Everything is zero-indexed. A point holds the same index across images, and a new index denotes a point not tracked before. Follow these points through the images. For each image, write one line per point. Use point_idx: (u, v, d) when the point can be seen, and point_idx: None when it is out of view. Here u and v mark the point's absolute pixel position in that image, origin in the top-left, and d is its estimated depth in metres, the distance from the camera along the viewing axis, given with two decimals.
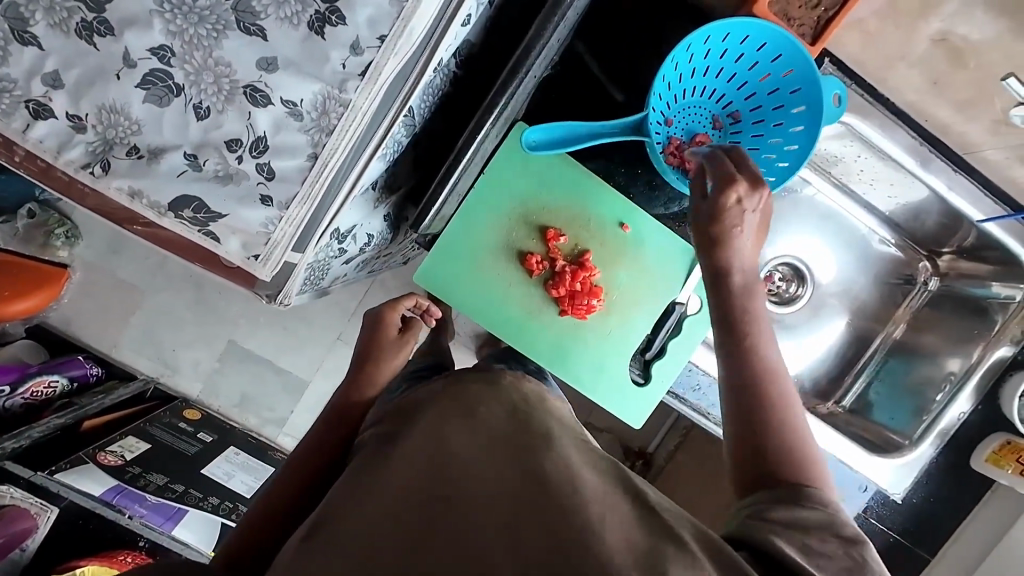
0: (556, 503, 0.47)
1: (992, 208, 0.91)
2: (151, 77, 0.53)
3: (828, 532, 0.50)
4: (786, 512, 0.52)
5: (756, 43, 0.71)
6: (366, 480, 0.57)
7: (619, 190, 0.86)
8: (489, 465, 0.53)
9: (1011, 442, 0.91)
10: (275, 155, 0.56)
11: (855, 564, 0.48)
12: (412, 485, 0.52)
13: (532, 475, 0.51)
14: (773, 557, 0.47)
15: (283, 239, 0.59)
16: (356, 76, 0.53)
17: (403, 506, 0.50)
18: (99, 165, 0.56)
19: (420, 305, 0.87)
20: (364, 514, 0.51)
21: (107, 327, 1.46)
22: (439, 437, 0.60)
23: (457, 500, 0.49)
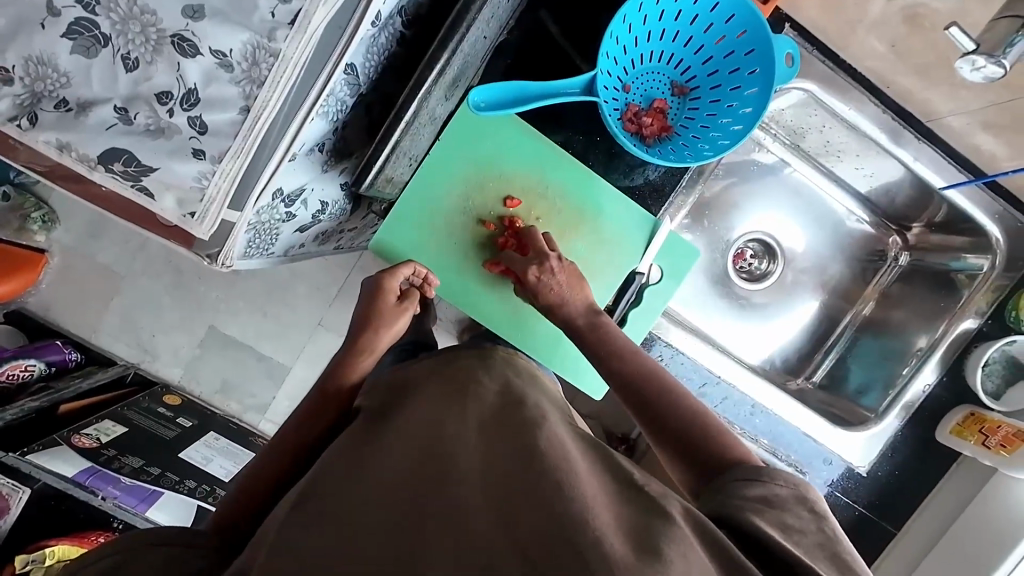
0: (550, 480, 0.46)
1: (955, 175, 0.91)
2: (76, 26, 0.52)
3: (801, 507, 0.51)
4: (760, 489, 0.53)
5: (709, 3, 0.71)
6: (355, 454, 0.56)
7: (577, 158, 0.85)
8: (482, 447, 0.52)
9: (975, 414, 0.91)
10: (206, 108, 0.55)
11: (827, 539, 0.50)
12: (406, 463, 0.51)
13: (525, 453, 0.50)
14: (745, 530, 0.48)
15: (218, 195, 0.58)
16: (285, 25, 0.52)
17: (397, 483, 0.48)
18: (26, 118, 0.55)
19: (418, 274, 0.80)
20: (352, 493, 0.49)
21: (86, 312, 1.45)
22: (432, 417, 0.59)
23: (452, 476, 0.47)
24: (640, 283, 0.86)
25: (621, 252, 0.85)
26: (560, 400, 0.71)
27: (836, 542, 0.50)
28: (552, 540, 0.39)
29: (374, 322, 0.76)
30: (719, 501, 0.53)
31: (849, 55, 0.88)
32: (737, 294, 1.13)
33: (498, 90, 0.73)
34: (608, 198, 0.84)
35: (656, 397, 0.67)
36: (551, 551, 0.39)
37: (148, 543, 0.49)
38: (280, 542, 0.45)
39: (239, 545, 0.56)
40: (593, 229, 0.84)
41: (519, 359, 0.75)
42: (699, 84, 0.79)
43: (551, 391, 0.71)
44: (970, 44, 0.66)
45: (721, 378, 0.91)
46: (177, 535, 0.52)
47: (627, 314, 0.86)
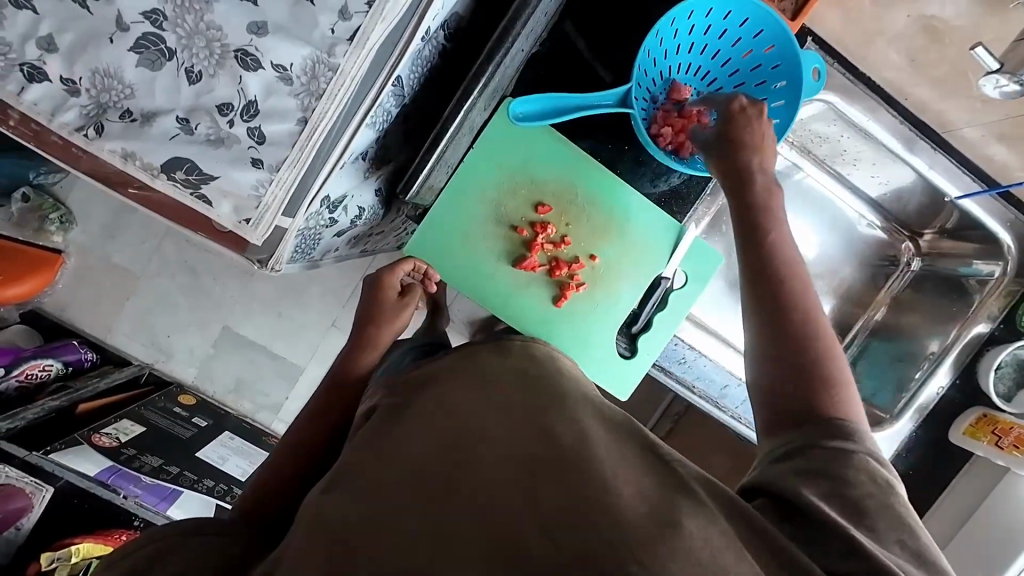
0: (572, 462, 0.46)
1: (970, 184, 0.94)
2: (143, 41, 0.54)
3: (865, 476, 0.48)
4: (834, 462, 0.49)
5: (739, 18, 0.74)
6: (384, 440, 0.58)
7: (605, 166, 0.88)
8: (504, 427, 0.53)
9: (987, 415, 0.94)
10: (265, 120, 0.57)
11: (891, 514, 0.46)
12: (432, 444, 0.52)
13: (545, 433, 0.51)
14: (789, 499, 0.47)
15: (274, 203, 0.60)
16: (344, 41, 0.55)
17: (423, 463, 0.50)
18: (93, 128, 0.57)
19: (419, 270, 0.84)
20: (383, 473, 0.51)
21: (101, 312, 1.47)
22: (455, 403, 0.60)
23: (476, 456, 0.49)
24: (665, 288, 0.89)
25: (648, 255, 0.88)
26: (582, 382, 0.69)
27: (901, 518, 0.46)
28: (577, 517, 0.41)
29: (376, 318, 0.81)
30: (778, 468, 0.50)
31: (867, 67, 0.90)
32: None
33: (537, 102, 0.78)
34: (636, 204, 0.86)
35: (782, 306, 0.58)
36: (576, 530, 0.40)
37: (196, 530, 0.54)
38: (314, 520, 0.48)
39: (275, 531, 0.59)
40: (619, 233, 0.87)
41: (539, 346, 0.76)
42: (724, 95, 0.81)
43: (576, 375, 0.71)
44: (995, 63, 0.70)
45: (742, 379, 0.94)
46: (214, 524, 0.55)
47: (652, 318, 0.89)
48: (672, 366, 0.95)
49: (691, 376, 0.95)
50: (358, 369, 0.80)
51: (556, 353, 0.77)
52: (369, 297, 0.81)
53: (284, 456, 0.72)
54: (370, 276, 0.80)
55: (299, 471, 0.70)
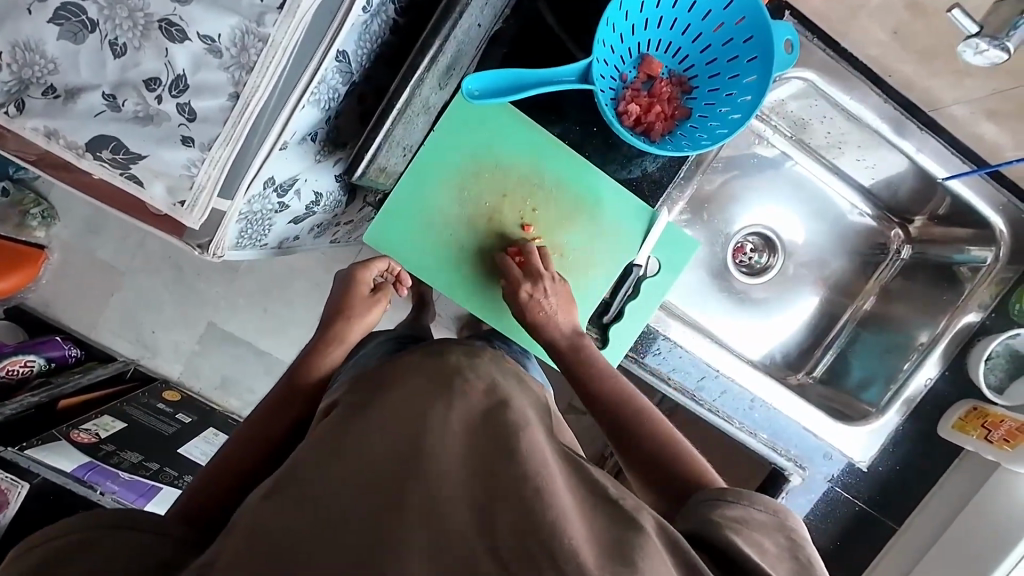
0: (528, 481, 0.46)
1: (958, 164, 0.90)
2: (63, 11, 0.51)
3: (779, 533, 0.51)
4: (738, 511, 0.51)
5: None
6: (336, 437, 0.53)
7: (574, 149, 0.84)
8: (463, 439, 0.51)
9: (977, 408, 0.90)
10: (195, 95, 0.54)
11: (800, 566, 0.49)
12: (386, 454, 0.49)
13: (505, 450, 0.50)
14: (733, 559, 0.46)
15: (208, 183, 0.57)
16: (274, 9, 0.52)
17: (375, 474, 0.46)
18: (14, 105, 0.54)
19: (392, 271, 0.85)
20: (329, 480, 0.47)
21: (86, 308, 1.45)
22: (417, 405, 0.56)
23: (432, 469, 0.46)
24: (637, 275, 0.85)
25: (619, 242, 0.84)
26: (543, 406, 0.68)
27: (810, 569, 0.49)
28: (530, 540, 0.40)
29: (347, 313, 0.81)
30: (698, 516, 0.51)
31: (850, 43, 0.86)
32: (736, 288, 1.12)
33: (494, 78, 0.72)
34: (607, 189, 0.83)
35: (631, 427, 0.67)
36: (527, 555, 0.39)
37: (111, 525, 0.46)
38: (254, 527, 0.42)
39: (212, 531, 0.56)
40: (588, 219, 0.83)
41: (506, 359, 0.72)
42: (697, 74, 0.78)
43: (537, 394, 0.69)
44: (973, 26, 0.65)
45: (719, 370, 0.90)
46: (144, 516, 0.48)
47: (624, 306, 0.85)
48: (646, 356, 0.89)
49: (667, 366, 0.89)
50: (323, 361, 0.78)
51: (523, 371, 0.72)
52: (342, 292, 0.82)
53: (235, 454, 0.67)
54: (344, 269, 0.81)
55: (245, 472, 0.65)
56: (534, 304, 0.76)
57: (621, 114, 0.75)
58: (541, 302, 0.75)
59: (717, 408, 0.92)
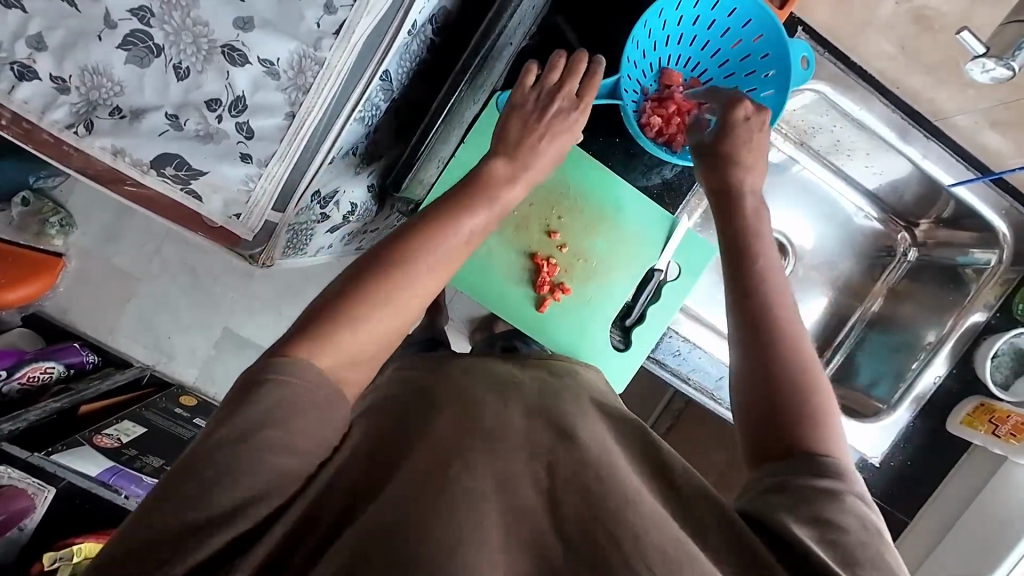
0: (589, 470, 0.48)
1: (963, 172, 0.93)
2: (132, 38, 0.53)
3: (863, 527, 0.44)
4: (814, 494, 0.46)
5: (727, 9, 0.75)
6: (397, 430, 0.54)
7: (598, 159, 0.88)
8: (523, 423, 0.54)
9: (985, 404, 0.93)
10: (253, 114, 0.58)
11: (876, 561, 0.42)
12: (456, 440, 0.50)
13: (565, 438, 0.52)
14: (788, 544, 0.42)
15: (264, 196, 0.64)
16: (331, 34, 0.55)
17: (447, 459, 0.47)
18: (82, 125, 0.57)
19: None
20: (404, 467, 0.48)
21: (104, 315, 1.46)
22: (475, 392, 0.58)
23: (504, 459, 0.48)
24: (659, 280, 0.88)
25: (642, 246, 0.87)
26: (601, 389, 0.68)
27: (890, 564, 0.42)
28: (596, 532, 0.42)
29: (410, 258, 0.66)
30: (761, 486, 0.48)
31: (858, 56, 0.90)
32: None
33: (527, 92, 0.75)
34: (628, 197, 0.86)
35: (767, 344, 0.56)
36: (591, 540, 0.42)
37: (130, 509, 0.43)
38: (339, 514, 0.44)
39: None
40: (612, 224, 0.87)
41: (554, 359, 0.73)
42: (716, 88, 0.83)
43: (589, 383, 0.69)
44: (982, 47, 0.69)
45: None
46: None
47: (647, 309, 0.88)
48: (667, 359, 0.94)
49: (687, 367, 0.94)
50: (454, 231, 0.60)
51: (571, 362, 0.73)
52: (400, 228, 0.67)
53: None
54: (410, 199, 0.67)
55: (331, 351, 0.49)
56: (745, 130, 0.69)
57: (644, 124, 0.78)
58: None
59: None
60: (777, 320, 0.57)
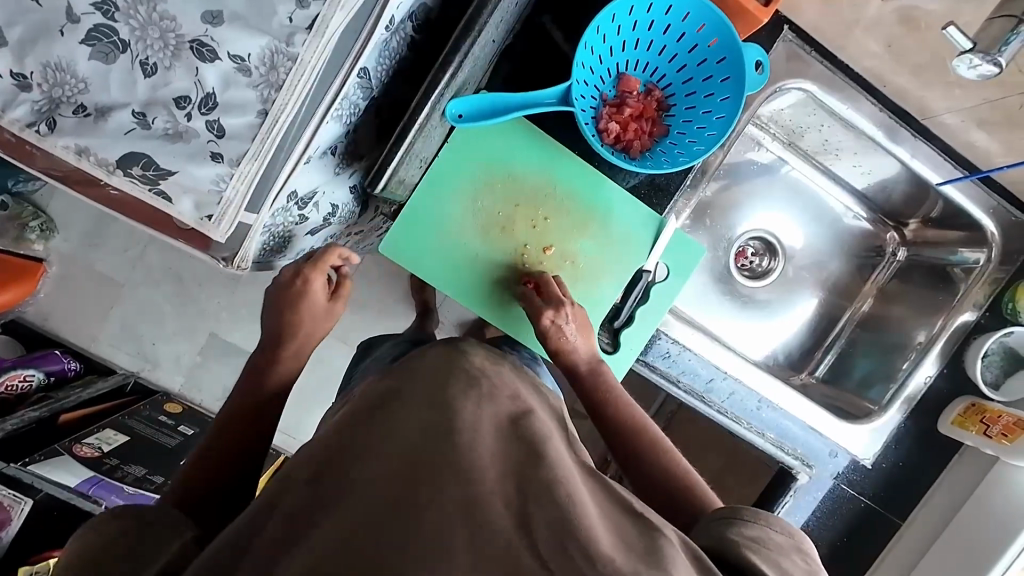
0: (558, 486, 0.47)
1: (951, 171, 0.94)
2: (95, 33, 0.52)
3: (793, 551, 0.53)
4: (757, 530, 0.53)
5: (680, 13, 0.73)
6: (351, 443, 0.52)
7: (585, 158, 0.86)
8: (493, 440, 0.52)
9: (976, 404, 0.93)
10: (224, 112, 0.56)
11: None
12: (407, 458, 0.48)
13: (532, 457, 0.51)
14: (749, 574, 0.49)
15: (236, 198, 0.59)
16: (303, 29, 0.53)
17: (400, 479, 0.46)
18: (45, 123, 0.55)
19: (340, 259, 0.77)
20: (359, 487, 0.46)
21: (84, 321, 1.42)
22: (446, 402, 0.57)
23: (461, 469, 0.47)
24: (647, 281, 0.87)
25: (630, 247, 0.86)
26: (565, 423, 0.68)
27: None
28: (563, 540, 0.42)
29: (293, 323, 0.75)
30: (715, 531, 0.54)
31: (846, 56, 0.90)
32: (739, 291, 1.15)
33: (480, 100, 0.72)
34: (616, 197, 0.85)
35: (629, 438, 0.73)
36: (561, 550, 0.41)
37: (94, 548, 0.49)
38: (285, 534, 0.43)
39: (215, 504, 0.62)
40: (600, 226, 0.85)
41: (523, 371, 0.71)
42: (674, 91, 0.81)
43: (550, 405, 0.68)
44: (967, 42, 0.69)
45: (728, 373, 0.92)
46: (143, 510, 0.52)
47: (635, 311, 0.87)
48: (657, 361, 0.92)
49: (677, 369, 0.92)
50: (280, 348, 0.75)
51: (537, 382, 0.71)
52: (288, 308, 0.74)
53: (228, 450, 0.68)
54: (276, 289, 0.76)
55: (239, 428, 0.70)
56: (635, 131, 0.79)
57: (596, 126, 0.77)
58: (562, 329, 0.77)
59: (726, 410, 0.94)
60: (629, 414, 0.75)
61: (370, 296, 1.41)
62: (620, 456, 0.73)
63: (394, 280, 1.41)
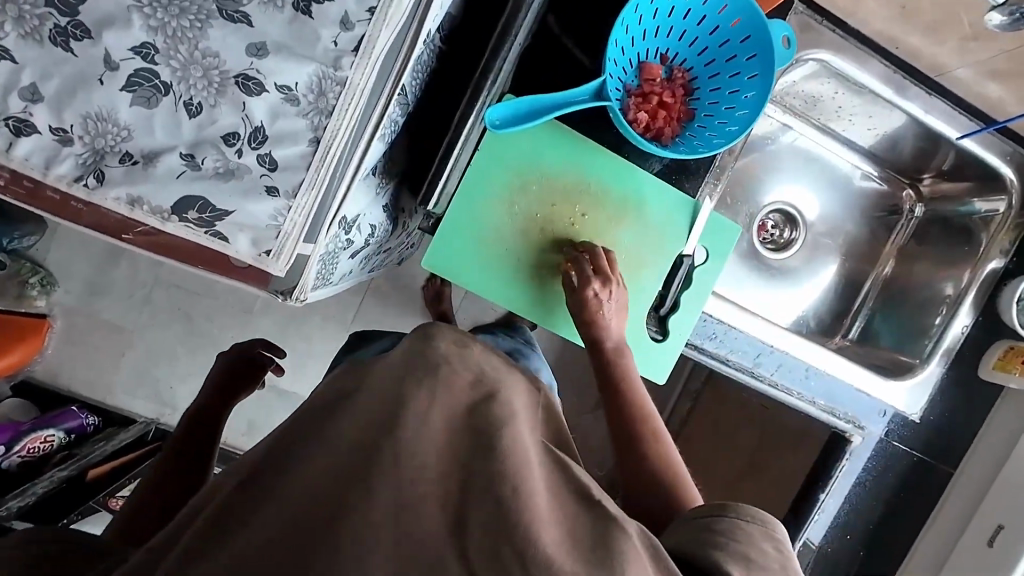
0: (505, 481, 0.43)
1: (967, 123, 0.96)
2: (136, 78, 0.51)
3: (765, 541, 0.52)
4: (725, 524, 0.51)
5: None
6: (298, 433, 0.46)
7: (614, 151, 0.86)
8: (442, 427, 0.46)
9: (1014, 347, 0.96)
10: (275, 145, 0.55)
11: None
12: (347, 456, 0.42)
13: (484, 449, 0.46)
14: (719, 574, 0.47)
15: (294, 231, 0.59)
16: (350, 52, 0.52)
17: (336, 487, 0.40)
18: (93, 176, 0.54)
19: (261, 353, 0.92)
20: (289, 490, 0.41)
21: (94, 373, 1.35)
22: (393, 387, 0.48)
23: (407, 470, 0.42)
24: (688, 265, 0.87)
25: (669, 234, 0.86)
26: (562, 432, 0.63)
27: None
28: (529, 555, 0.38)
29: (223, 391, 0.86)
30: (682, 534, 0.52)
31: (856, 21, 0.92)
32: (764, 263, 1.15)
33: (514, 106, 0.74)
34: (649, 186, 0.85)
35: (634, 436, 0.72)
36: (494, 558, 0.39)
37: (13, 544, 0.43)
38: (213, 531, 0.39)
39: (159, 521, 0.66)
40: (638, 217, 0.85)
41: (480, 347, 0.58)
42: (697, 75, 0.82)
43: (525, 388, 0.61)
44: None
45: (774, 346, 0.94)
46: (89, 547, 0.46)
47: (680, 296, 0.87)
48: (704, 343, 0.93)
49: (724, 348, 0.94)
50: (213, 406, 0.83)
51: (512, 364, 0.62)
52: (226, 375, 0.87)
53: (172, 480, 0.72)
54: (219, 360, 0.88)
55: (190, 460, 0.75)
56: (664, 120, 0.80)
57: (628, 117, 0.77)
58: (603, 303, 0.77)
59: (776, 382, 0.96)
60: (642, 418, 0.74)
61: (383, 313, 1.40)
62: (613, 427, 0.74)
63: (412, 291, 1.39)
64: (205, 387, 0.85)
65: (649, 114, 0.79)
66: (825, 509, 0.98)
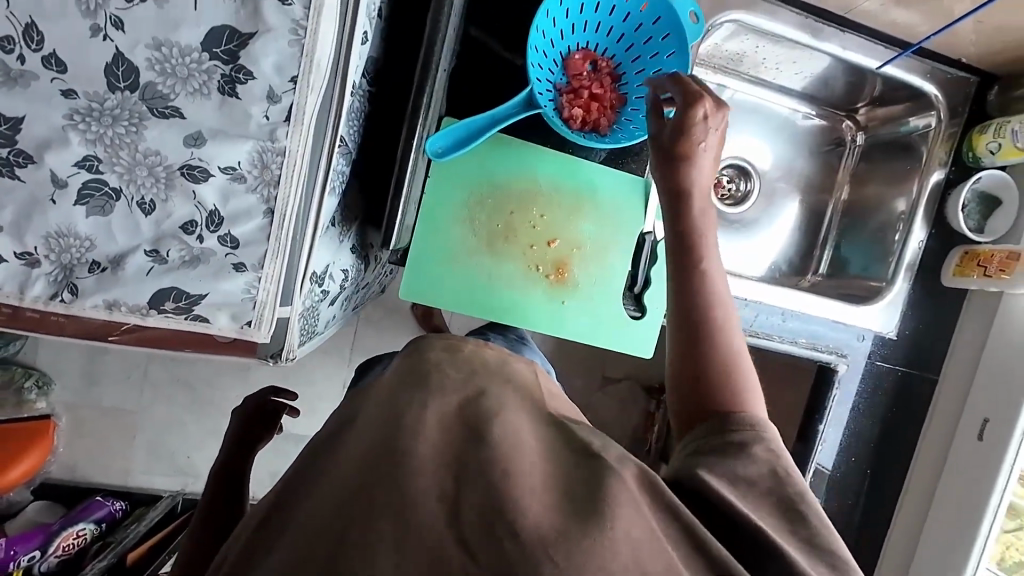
0: (496, 465, 0.42)
1: (885, 53, 1.01)
2: (86, 190, 0.53)
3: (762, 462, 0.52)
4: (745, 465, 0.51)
5: None
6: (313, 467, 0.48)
7: (558, 148, 0.89)
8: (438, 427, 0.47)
9: (968, 252, 1.01)
10: (232, 223, 0.58)
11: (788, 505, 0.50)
12: (351, 473, 0.43)
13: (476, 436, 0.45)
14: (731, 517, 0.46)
15: (269, 297, 0.62)
16: (282, 122, 0.55)
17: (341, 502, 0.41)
18: (67, 290, 0.56)
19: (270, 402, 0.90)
20: (303, 515, 0.43)
21: (109, 461, 1.36)
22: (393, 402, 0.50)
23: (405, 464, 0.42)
24: (651, 241, 0.90)
25: (627, 215, 0.89)
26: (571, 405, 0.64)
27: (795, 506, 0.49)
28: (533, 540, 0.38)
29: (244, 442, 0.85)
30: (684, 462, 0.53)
31: None
32: (726, 220, 1.18)
33: (452, 132, 0.77)
34: (598, 174, 0.88)
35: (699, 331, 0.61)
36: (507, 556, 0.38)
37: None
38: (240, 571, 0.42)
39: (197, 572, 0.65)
40: (594, 206, 0.89)
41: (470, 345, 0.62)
42: (620, 62, 0.85)
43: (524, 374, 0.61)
44: None
45: (748, 299, 0.99)
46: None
47: (650, 271, 0.91)
48: None
49: None
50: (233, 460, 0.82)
51: (507, 355, 0.63)
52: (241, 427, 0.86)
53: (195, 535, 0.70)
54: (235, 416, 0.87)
55: (220, 510, 0.75)
56: (597, 110, 0.83)
57: (562, 116, 0.80)
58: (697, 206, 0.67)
59: (756, 331, 1.01)
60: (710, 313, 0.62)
61: (378, 341, 1.42)
62: (678, 324, 0.63)
63: (401, 314, 1.42)
64: (225, 444, 0.85)
65: (582, 107, 0.82)
66: (826, 438, 1.04)
